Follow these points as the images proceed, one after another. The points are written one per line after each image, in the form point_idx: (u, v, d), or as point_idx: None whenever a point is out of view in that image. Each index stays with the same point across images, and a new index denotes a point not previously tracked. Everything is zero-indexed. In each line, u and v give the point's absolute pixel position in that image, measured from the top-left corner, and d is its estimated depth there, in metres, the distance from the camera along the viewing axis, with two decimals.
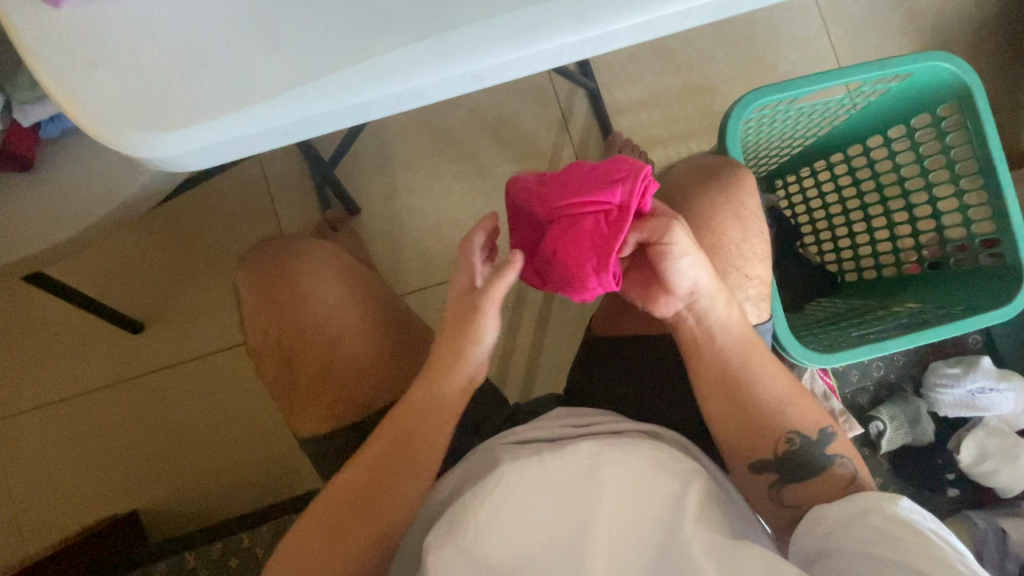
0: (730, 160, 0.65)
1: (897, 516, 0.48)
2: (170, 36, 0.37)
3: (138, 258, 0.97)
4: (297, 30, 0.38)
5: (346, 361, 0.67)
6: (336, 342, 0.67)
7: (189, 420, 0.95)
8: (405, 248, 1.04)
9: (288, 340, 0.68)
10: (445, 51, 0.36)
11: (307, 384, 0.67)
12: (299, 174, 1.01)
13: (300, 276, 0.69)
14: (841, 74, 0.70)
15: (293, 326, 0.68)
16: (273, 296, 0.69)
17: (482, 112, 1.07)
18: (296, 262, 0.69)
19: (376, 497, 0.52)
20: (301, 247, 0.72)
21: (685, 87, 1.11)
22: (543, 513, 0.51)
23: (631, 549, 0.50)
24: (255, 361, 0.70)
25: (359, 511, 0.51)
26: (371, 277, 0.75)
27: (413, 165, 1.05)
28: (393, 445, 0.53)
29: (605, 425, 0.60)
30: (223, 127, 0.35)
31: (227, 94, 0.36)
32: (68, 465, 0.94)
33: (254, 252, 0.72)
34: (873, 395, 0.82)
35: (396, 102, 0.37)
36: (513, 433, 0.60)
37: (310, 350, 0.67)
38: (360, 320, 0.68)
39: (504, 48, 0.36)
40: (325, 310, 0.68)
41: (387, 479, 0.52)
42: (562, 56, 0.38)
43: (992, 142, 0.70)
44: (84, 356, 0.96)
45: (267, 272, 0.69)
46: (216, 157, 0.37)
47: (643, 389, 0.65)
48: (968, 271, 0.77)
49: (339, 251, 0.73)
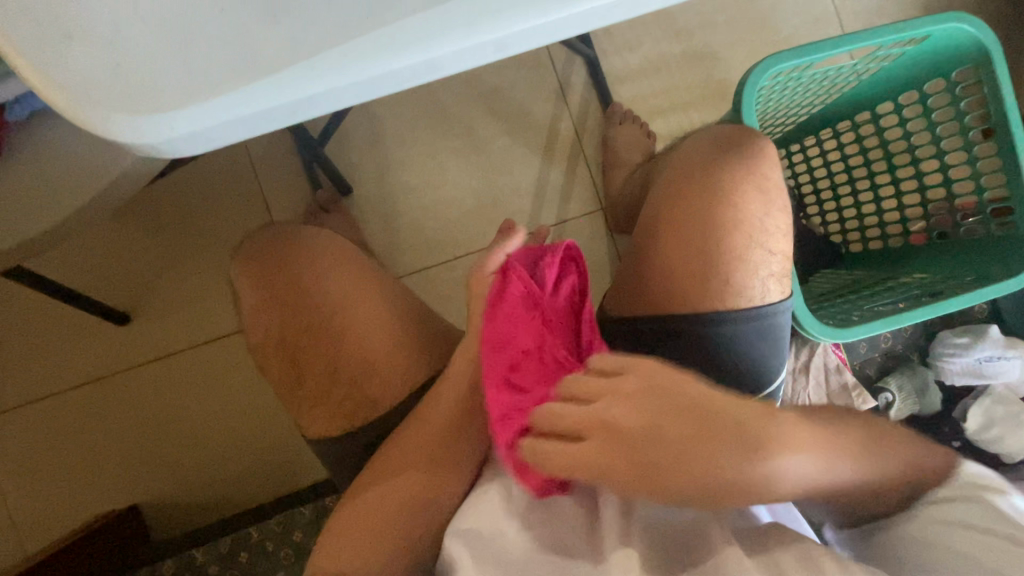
0: (748, 129, 0.63)
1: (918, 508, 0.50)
2: (167, 20, 0.35)
3: (122, 245, 0.92)
4: (305, 8, 0.36)
5: (354, 353, 0.64)
6: (344, 336, 0.64)
7: (189, 414, 0.92)
8: (400, 229, 1.01)
9: (294, 336, 0.64)
10: (467, 17, 0.32)
11: (316, 379, 0.64)
12: (286, 153, 0.96)
13: (303, 262, 0.66)
14: (858, 37, 0.67)
15: (297, 319, 0.64)
16: (273, 285, 0.65)
17: (475, 84, 1.02)
18: (297, 247, 0.66)
19: (403, 500, 0.53)
20: (301, 232, 0.68)
21: (686, 53, 1.07)
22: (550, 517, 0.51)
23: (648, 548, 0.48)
24: (260, 361, 0.66)
25: (385, 510, 0.52)
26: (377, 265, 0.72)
27: (405, 141, 1.01)
28: (413, 446, 0.55)
29: None
30: (221, 107, 0.31)
31: (230, 73, 0.33)
32: (62, 462, 0.91)
33: (254, 238, 0.69)
34: (882, 365, 0.82)
35: (412, 75, 0.34)
36: None
37: (316, 343, 0.64)
38: (366, 310, 0.65)
39: (531, 12, 0.33)
40: (329, 301, 0.65)
41: (411, 481, 0.53)
42: (592, 22, 0.35)
43: (1010, 108, 0.68)
44: (69, 350, 0.92)
45: (267, 263, 0.66)
46: (214, 143, 0.33)
47: None
48: (978, 239, 0.76)
49: (337, 237, 0.70)
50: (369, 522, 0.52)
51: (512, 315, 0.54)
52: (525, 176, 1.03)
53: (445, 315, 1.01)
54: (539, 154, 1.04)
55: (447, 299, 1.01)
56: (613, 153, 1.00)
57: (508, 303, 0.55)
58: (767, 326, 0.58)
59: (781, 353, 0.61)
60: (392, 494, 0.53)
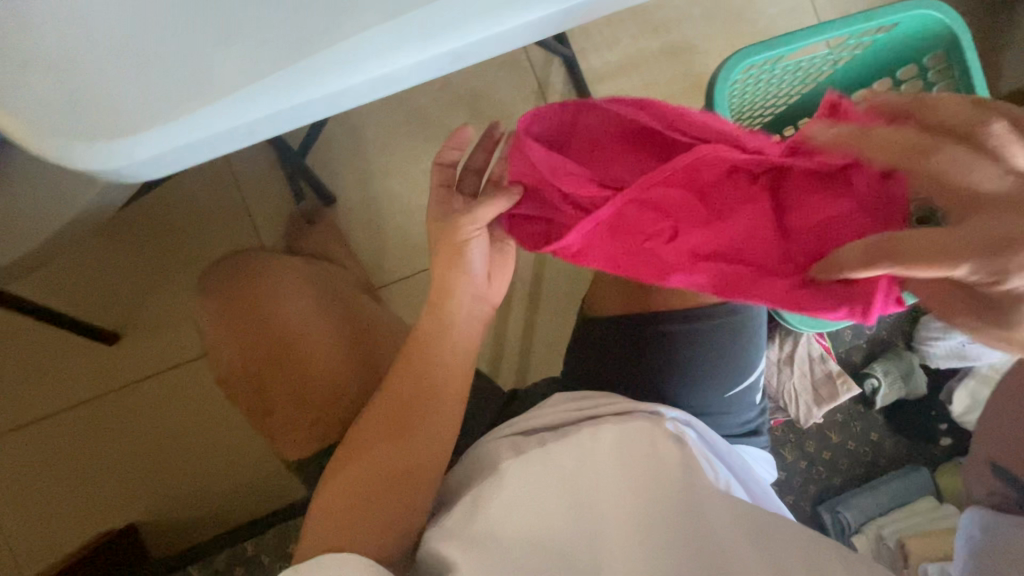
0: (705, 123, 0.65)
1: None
2: (115, 38, 0.35)
3: (106, 264, 0.92)
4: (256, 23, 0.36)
5: (320, 378, 0.63)
6: (309, 360, 0.63)
7: (176, 432, 0.92)
8: (386, 236, 1.01)
9: (259, 366, 0.64)
10: (420, 29, 0.33)
11: (284, 411, 0.62)
12: (268, 165, 0.96)
13: (263, 289, 0.65)
14: (827, 27, 0.68)
15: (261, 348, 0.64)
16: (234, 314, 0.65)
17: (456, 88, 1.02)
18: (258, 274, 0.67)
19: (379, 479, 0.52)
20: (264, 259, 0.69)
21: (664, 48, 1.08)
22: (544, 502, 0.48)
23: (641, 528, 0.46)
24: (232, 394, 0.67)
25: (365, 498, 0.50)
26: (347, 286, 0.72)
27: (388, 148, 1.01)
28: (389, 433, 0.54)
29: (606, 407, 0.57)
30: (178, 129, 0.32)
31: (184, 95, 0.33)
32: (56, 484, 0.91)
33: (218, 267, 0.70)
34: (867, 352, 0.82)
35: (371, 89, 0.35)
36: (513, 423, 0.57)
37: (279, 371, 0.63)
38: (329, 333, 0.65)
39: (484, 23, 0.33)
40: (292, 326, 0.64)
41: (386, 468, 0.52)
42: (547, 28, 0.35)
43: (979, 92, 0.69)
44: (57, 373, 0.91)
45: (230, 292, 0.66)
46: (177, 163, 0.35)
47: (631, 368, 0.60)
48: None
49: (298, 263, 0.70)
50: (350, 505, 0.51)
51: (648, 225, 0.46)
52: None
53: None
54: None
55: None
56: None
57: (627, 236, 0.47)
58: (744, 318, 0.59)
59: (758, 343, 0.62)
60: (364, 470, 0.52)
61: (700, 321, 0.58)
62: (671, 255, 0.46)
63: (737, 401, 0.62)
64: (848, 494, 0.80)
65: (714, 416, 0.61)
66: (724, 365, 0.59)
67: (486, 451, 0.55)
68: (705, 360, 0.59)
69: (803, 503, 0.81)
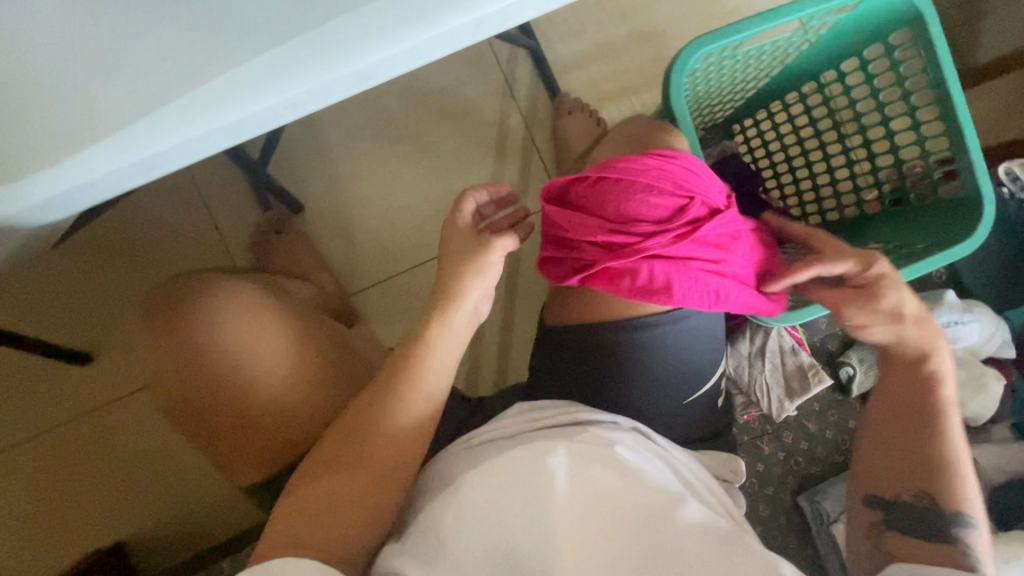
0: (657, 125, 0.66)
1: (947, 442, 0.56)
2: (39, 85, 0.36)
3: (70, 284, 0.91)
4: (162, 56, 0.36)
5: (268, 407, 0.61)
6: (251, 394, 0.60)
7: (151, 451, 0.92)
8: (357, 242, 0.99)
9: (196, 399, 0.61)
10: (323, 54, 0.32)
11: (228, 439, 0.62)
12: (231, 175, 0.95)
13: (196, 316, 0.60)
14: (786, 11, 0.66)
15: (197, 382, 0.60)
16: (168, 347, 0.61)
17: (420, 86, 1.00)
18: (190, 300, 0.61)
19: (347, 493, 0.50)
20: (198, 284, 0.63)
21: (633, 34, 1.05)
22: (498, 510, 0.47)
23: (595, 536, 0.46)
24: (174, 420, 0.65)
25: (329, 507, 0.50)
26: (291, 304, 0.69)
27: (354, 152, 0.99)
28: (355, 435, 0.53)
29: (564, 416, 0.57)
30: (82, 169, 0.34)
31: (86, 133, 0.34)
32: (37, 508, 0.90)
33: (159, 290, 0.66)
34: (843, 340, 0.82)
35: (276, 115, 0.33)
36: (474, 435, 0.57)
37: (223, 405, 0.60)
38: (274, 364, 0.62)
39: (387, 40, 0.31)
40: (230, 361, 0.59)
41: (348, 477, 0.51)
42: (462, 39, 0.33)
43: (947, 70, 0.67)
44: (29, 397, 0.90)
45: (165, 322, 0.61)
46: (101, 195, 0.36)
47: (593, 377, 0.60)
48: (930, 205, 0.75)
49: (238, 283, 0.64)
50: (316, 505, 0.50)
51: (671, 259, 0.53)
52: (479, 176, 1.01)
53: (409, 325, 1.00)
54: (491, 153, 1.02)
55: (410, 309, 1.00)
56: (565, 145, 0.98)
57: (635, 279, 0.53)
58: (702, 323, 0.60)
59: (717, 348, 0.64)
60: (333, 478, 0.51)
61: (661, 327, 0.57)
62: (681, 281, 0.53)
63: (697, 405, 0.63)
64: (827, 483, 0.79)
65: (665, 421, 0.62)
66: (685, 372, 0.61)
67: (449, 465, 0.54)
68: (664, 369, 0.59)
69: (783, 494, 0.80)
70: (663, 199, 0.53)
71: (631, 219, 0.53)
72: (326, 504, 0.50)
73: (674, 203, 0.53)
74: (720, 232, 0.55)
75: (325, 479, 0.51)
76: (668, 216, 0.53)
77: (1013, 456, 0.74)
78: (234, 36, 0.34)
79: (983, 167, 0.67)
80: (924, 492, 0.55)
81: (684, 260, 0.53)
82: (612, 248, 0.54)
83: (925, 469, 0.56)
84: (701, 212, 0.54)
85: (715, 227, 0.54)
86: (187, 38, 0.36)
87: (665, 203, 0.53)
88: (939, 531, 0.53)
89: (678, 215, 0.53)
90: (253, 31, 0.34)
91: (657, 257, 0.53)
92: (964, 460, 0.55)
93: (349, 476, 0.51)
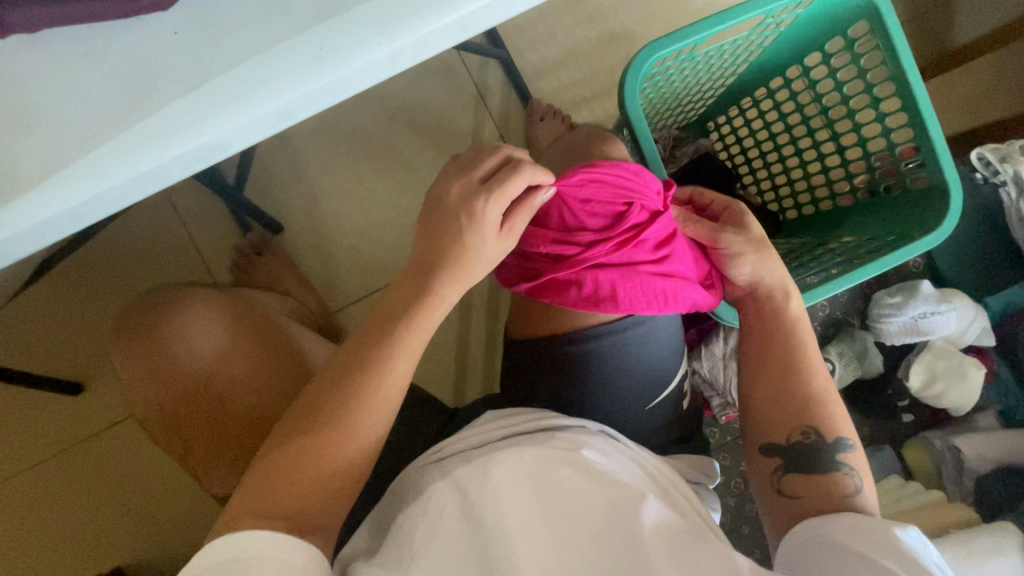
0: (592, 135, 0.69)
1: (811, 380, 0.58)
2: None
3: (57, 315, 0.92)
4: (71, 92, 0.36)
5: (238, 416, 0.63)
6: (229, 397, 0.63)
7: (142, 476, 0.93)
8: (338, 259, 1.00)
9: (176, 409, 0.63)
10: (239, 97, 0.34)
11: (206, 446, 0.64)
12: (209, 200, 0.96)
13: (167, 331, 0.63)
14: (738, 12, 0.66)
15: (176, 389, 0.63)
16: (145, 363, 0.63)
17: (392, 101, 1.00)
18: (161, 314, 0.64)
19: (310, 471, 0.45)
20: (171, 300, 0.66)
21: (601, 37, 1.05)
22: (461, 523, 0.46)
23: (558, 543, 0.45)
24: (149, 432, 0.67)
25: (297, 472, 0.45)
26: (262, 314, 0.71)
27: (329, 170, 1.00)
28: (319, 401, 0.47)
29: (531, 420, 0.56)
30: (17, 214, 0.35)
31: (14, 179, 0.35)
32: (36, 538, 0.91)
33: (133, 310, 0.68)
34: (822, 334, 0.82)
35: (200, 158, 0.35)
36: (440, 447, 0.56)
37: (197, 415, 0.63)
38: (247, 371, 0.64)
39: (300, 80, 0.33)
40: (207, 369, 0.63)
41: (324, 440, 0.45)
42: (380, 71, 0.34)
43: (905, 61, 0.67)
44: (22, 429, 0.92)
45: (139, 339, 0.64)
46: (28, 247, 0.37)
47: (554, 388, 0.60)
48: (900, 195, 0.75)
49: (212, 297, 0.67)
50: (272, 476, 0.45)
51: (616, 266, 0.53)
52: None
53: None
54: None
55: None
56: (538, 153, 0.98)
57: (582, 290, 0.53)
58: (657, 326, 0.60)
59: (676, 353, 0.64)
60: (288, 452, 0.45)
61: (625, 331, 0.58)
62: (627, 288, 0.53)
63: (660, 408, 0.64)
64: None
65: (632, 428, 0.63)
66: (646, 376, 0.61)
67: (414, 478, 0.53)
68: (631, 375, 0.60)
69: None
70: (601, 207, 0.53)
71: (573, 230, 0.53)
72: (289, 472, 0.45)
73: (612, 210, 0.53)
74: (662, 235, 0.55)
75: (291, 439, 0.46)
76: (608, 225, 0.53)
77: (998, 444, 0.74)
78: (144, 87, 0.35)
79: (948, 157, 0.67)
80: (808, 427, 0.56)
81: (628, 267, 0.53)
82: (559, 261, 0.54)
83: (803, 408, 0.57)
84: (641, 217, 0.54)
85: (657, 231, 0.55)
86: (86, 70, 0.35)
87: (602, 212, 0.53)
88: (826, 464, 0.54)
89: (618, 223, 0.53)
90: (163, 74, 0.35)
91: (602, 266, 0.53)
92: (830, 392, 0.58)
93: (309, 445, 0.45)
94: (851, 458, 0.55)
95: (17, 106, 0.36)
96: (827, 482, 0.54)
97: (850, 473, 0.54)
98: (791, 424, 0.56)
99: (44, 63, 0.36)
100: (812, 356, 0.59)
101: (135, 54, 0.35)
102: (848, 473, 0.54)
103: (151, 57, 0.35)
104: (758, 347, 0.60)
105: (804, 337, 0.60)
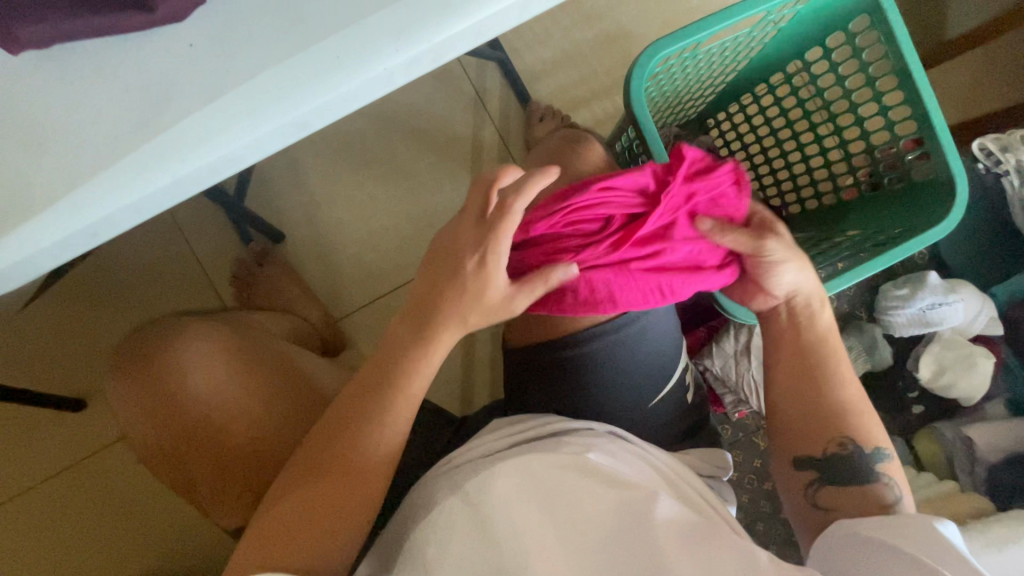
0: (569, 138, 0.71)
1: (842, 389, 0.58)
2: None
3: (58, 332, 0.91)
4: (83, 109, 0.35)
5: (238, 448, 0.62)
6: (228, 432, 0.62)
7: (147, 492, 0.92)
8: (341, 266, 0.99)
9: (175, 446, 0.62)
10: (256, 108, 0.33)
11: (207, 483, 0.62)
12: (210, 211, 0.95)
13: (165, 365, 0.61)
14: (742, 9, 0.65)
15: (174, 425, 0.61)
16: (143, 397, 0.62)
17: (391, 107, 1.00)
18: (162, 345, 0.63)
19: (311, 514, 0.47)
20: (168, 330, 0.65)
21: (599, 37, 1.04)
22: (478, 532, 0.46)
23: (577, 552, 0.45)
24: (153, 463, 0.66)
25: (302, 508, 0.47)
26: (261, 341, 0.70)
27: (329, 178, 0.99)
28: (321, 443, 0.49)
29: (538, 429, 0.56)
30: (34, 233, 0.34)
31: (26, 201, 0.35)
32: (40, 558, 0.90)
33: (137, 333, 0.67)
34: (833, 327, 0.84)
35: (213, 172, 0.35)
36: (450, 459, 0.55)
37: (196, 451, 0.62)
38: (246, 403, 0.63)
39: (320, 89, 0.33)
40: (204, 400, 0.61)
41: (323, 473, 0.48)
42: (397, 77, 0.34)
43: (908, 54, 0.67)
44: (25, 447, 0.90)
45: (136, 372, 0.63)
46: (38, 268, 0.37)
47: (554, 392, 0.60)
48: (904, 188, 0.75)
49: (209, 327, 0.66)
50: (275, 522, 0.46)
51: (608, 266, 0.51)
52: (455, 193, 1.01)
53: None
54: (467, 168, 1.01)
55: None
56: None
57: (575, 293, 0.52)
58: (651, 323, 0.60)
59: (675, 353, 0.64)
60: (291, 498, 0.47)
61: (618, 332, 0.58)
62: (621, 287, 0.51)
63: (660, 409, 0.63)
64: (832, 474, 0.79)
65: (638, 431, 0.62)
66: (641, 376, 0.60)
67: (427, 489, 0.52)
68: (626, 376, 0.59)
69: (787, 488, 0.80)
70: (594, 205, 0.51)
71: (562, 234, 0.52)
72: (297, 517, 0.47)
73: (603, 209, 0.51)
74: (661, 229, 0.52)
75: (300, 481, 0.48)
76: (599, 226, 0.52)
77: (1008, 433, 0.74)
78: (159, 102, 0.34)
79: (952, 149, 0.67)
80: (847, 438, 0.56)
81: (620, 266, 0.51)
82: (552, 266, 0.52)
83: (832, 417, 0.57)
84: (632, 215, 0.52)
85: (649, 224, 0.51)
86: (99, 87, 0.35)
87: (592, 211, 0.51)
88: (866, 475, 0.55)
89: (609, 224, 0.52)
90: (179, 85, 0.34)
91: (594, 268, 0.51)
92: (860, 400, 0.58)
93: (314, 487, 0.47)
94: (890, 469, 0.55)
95: (32, 126, 0.35)
96: (871, 493, 0.54)
97: (891, 481, 0.55)
98: (829, 436, 0.56)
99: (58, 80, 0.35)
100: (842, 364, 0.59)
101: (151, 66, 0.34)
102: (890, 483, 0.54)
103: (167, 69, 0.34)
104: (792, 355, 0.60)
105: (833, 347, 0.60)
